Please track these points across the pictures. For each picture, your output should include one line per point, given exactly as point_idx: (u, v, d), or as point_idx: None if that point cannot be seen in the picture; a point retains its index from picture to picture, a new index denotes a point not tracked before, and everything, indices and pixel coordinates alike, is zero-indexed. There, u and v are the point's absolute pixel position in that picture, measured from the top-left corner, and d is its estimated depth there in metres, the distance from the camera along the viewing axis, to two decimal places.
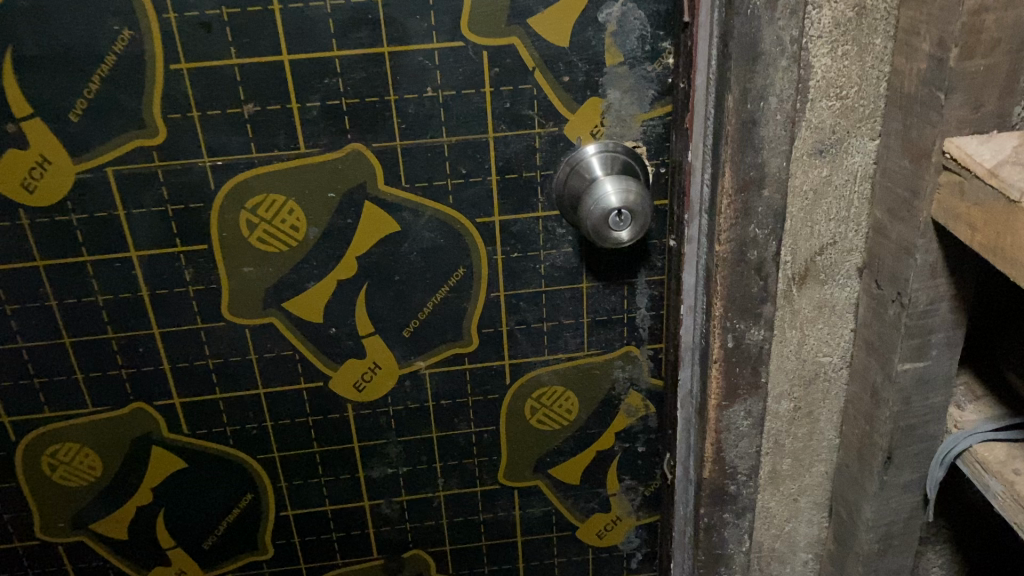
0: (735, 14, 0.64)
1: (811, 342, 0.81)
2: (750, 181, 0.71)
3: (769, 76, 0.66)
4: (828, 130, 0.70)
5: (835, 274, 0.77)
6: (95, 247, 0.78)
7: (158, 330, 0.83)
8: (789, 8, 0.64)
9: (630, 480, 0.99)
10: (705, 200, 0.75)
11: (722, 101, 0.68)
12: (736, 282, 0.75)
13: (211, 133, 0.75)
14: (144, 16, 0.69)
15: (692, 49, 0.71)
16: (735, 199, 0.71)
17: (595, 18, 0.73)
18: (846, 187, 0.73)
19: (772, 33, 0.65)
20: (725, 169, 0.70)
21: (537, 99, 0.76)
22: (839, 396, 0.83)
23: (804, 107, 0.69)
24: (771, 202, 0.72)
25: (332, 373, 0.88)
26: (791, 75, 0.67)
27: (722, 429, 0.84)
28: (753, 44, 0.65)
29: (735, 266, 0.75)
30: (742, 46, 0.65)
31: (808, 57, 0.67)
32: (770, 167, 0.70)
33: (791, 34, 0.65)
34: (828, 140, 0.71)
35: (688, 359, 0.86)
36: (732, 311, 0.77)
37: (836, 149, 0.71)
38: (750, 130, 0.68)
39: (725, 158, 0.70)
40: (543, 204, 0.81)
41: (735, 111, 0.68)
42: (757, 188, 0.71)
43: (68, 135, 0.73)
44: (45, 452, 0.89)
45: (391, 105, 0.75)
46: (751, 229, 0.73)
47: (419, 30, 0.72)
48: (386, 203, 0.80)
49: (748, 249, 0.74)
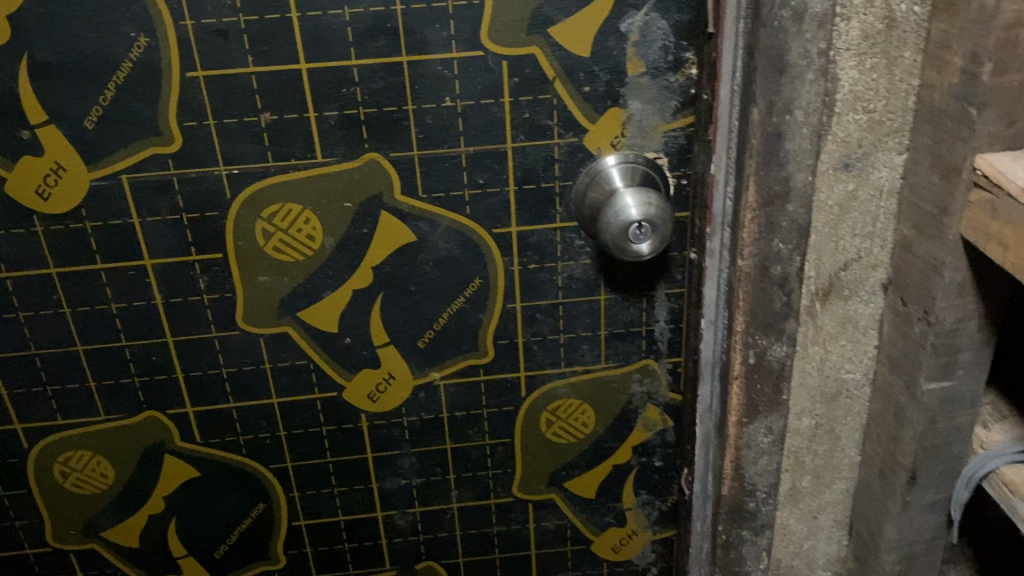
0: (762, 26, 0.62)
1: (834, 359, 0.79)
2: (775, 196, 0.69)
3: (795, 88, 0.65)
4: (854, 144, 0.69)
5: (859, 290, 0.75)
6: (109, 255, 0.78)
7: (171, 338, 0.82)
8: (817, 20, 0.62)
9: (646, 494, 0.98)
10: (727, 214, 0.74)
11: (747, 114, 0.66)
12: (758, 298, 0.74)
13: (227, 141, 0.74)
14: (161, 23, 0.69)
15: (716, 60, 0.70)
16: (759, 214, 0.70)
17: (617, 27, 0.72)
18: (872, 203, 0.71)
19: (799, 46, 0.63)
20: (749, 184, 0.68)
21: (557, 109, 0.75)
22: (861, 413, 0.81)
23: (830, 121, 0.67)
24: (796, 217, 0.70)
25: (346, 383, 0.87)
26: (818, 88, 0.65)
27: (742, 446, 0.82)
28: (780, 56, 0.63)
29: (757, 282, 0.73)
30: (769, 58, 0.63)
31: (835, 70, 0.65)
32: (795, 181, 0.69)
33: (819, 47, 0.63)
34: (854, 154, 0.69)
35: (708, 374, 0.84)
36: (754, 327, 0.75)
37: (863, 163, 0.70)
38: (775, 143, 0.67)
39: (749, 172, 0.68)
40: (561, 215, 0.80)
41: (760, 124, 0.66)
42: (782, 203, 0.69)
43: (83, 143, 0.73)
44: (57, 459, 0.88)
45: (409, 114, 0.74)
46: (774, 244, 0.71)
47: (438, 39, 0.71)
48: (402, 212, 0.79)
49: (771, 264, 0.72)
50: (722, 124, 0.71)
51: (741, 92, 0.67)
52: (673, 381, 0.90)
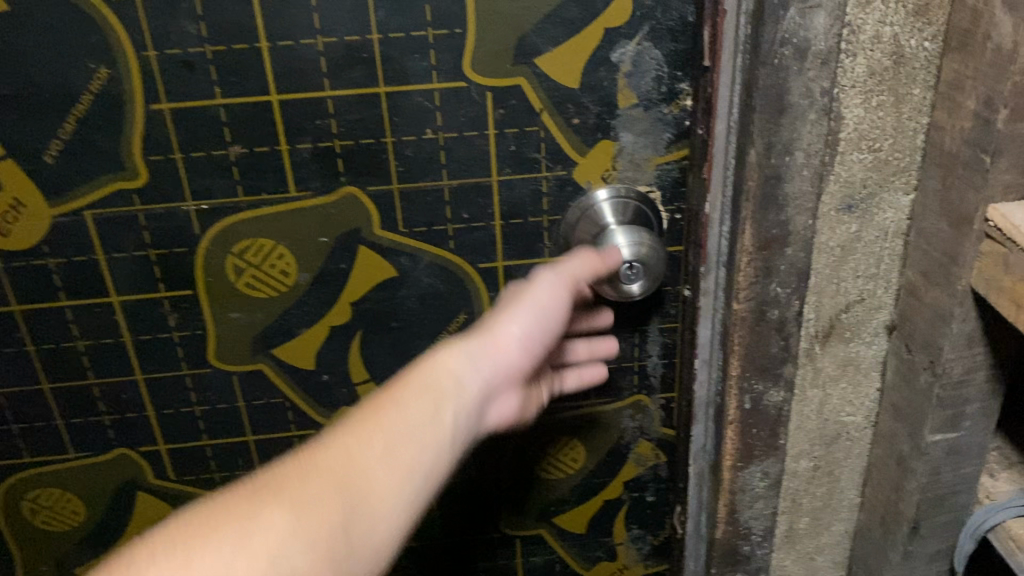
0: (761, 63, 0.58)
1: (834, 402, 0.75)
2: (773, 240, 0.65)
3: (796, 129, 0.60)
4: (858, 184, 0.64)
5: (861, 332, 0.71)
6: (75, 292, 0.74)
7: (142, 375, 0.79)
8: (820, 58, 0.58)
9: (638, 529, 0.94)
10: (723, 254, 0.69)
11: (744, 154, 0.62)
12: (755, 341, 0.70)
13: (194, 176, 0.70)
14: (122, 54, 0.65)
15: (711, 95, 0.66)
16: (755, 257, 0.65)
17: (608, 57, 0.68)
18: (876, 244, 0.67)
19: (801, 84, 0.59)
20: (745, 227, 0.64)
21: (545, 141, 0.71)
22: (862, 456, 0.78)
23: (833, 160, 0.63)
24: (795, 261, 0.66)
25: (325, 420, 0.83)
26: (821, 128, 0.60)
27: (737, 490, 0.78)
28: (780, 95, 0.59)
29: (754, 325, 0.69)
30: (768, 97, 0.59)
31: (838, 109, 0.61)
32: (795, 225, 0.64)
33: (822, 86, 0.59)
34: (858, 194, 0.65)
35: (701, 415, 0.81)
36: (750, 371, 0.71)
37: (867, 203, 0.65)
38: (774, 186, 0.62)
39: (745, 215, 0.64)
40: (549, 249, 0.76)
41: (757, 165, 0.61)
42: (780, 247, 0.65)
43: (43, 178, 0.69)
44: (26, 497, 0.85)
45: (389, 147, 0.70)
46: (772, 288, 0.67)
47: (418, 69, 0.67)
48: (382, 247, 0.75)
49: (769, 308, 0.68)
50: (718, 160, 0.67)
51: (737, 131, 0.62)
52: (666, 418, 0.87)
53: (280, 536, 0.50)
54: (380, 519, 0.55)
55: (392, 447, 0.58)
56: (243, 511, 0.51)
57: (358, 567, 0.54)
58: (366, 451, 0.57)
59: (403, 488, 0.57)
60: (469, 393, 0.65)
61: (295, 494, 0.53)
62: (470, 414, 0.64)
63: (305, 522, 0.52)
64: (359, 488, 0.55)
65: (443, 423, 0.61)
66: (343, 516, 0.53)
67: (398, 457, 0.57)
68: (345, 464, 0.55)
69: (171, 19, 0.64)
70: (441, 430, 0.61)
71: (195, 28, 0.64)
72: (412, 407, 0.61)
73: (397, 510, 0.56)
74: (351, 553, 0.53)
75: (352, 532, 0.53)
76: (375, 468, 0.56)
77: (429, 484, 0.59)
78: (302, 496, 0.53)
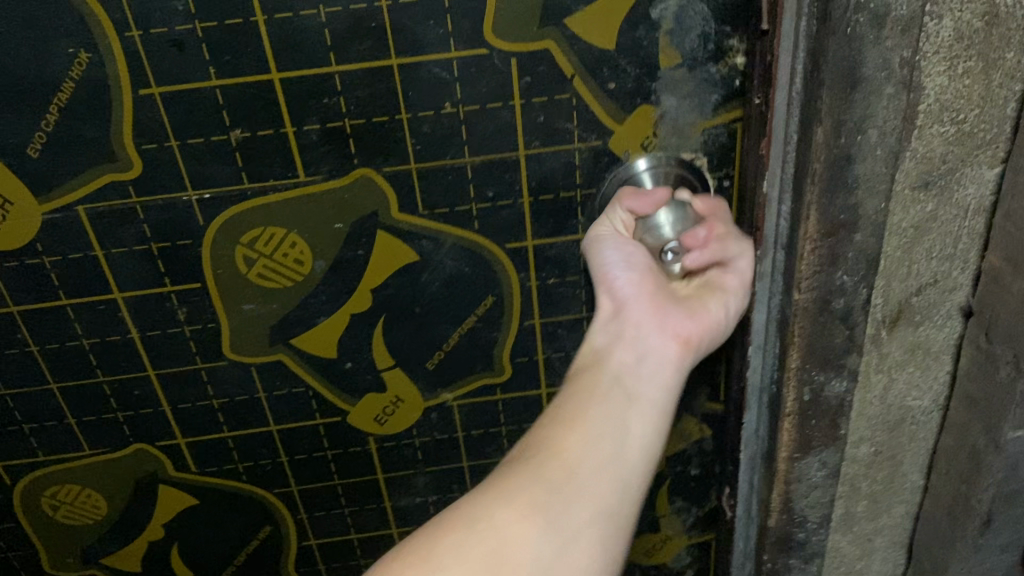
0: (831, 33, 0.50)
1: (899, 388, 0.69)
2: (840, 225, 0.58)
3: (871, 106, 0.53)
4: (937, 160, 0.57)
5: (932, 315, 0.65)
6: (74, 291, 0.69)
7: (154, 372, 0.74)
8: (900, 24, 0.50)
9: (681, 501, 0.90)
10: (784, 231, 0.63)
11: (809, 134, 0.55)
12: (817, 333, 0.64)
13: (193, 164, 0.63)
14: (102, 35, 0.58)
15: (772, 71, 0.59)
16: (820, 245, 0.59)
17: (647, 14, 0.60)
18: (953, 223, 0.60)
19: (877, 55, 0.51)
20: (809, 213, 0.57)
21: (577, 110, 0.64)
22: (926, 440, 0.73)
23: (911, 136, 0.56)
24: (864, 246, 0.59)
25: (350, 408, 0.79)
26: (898, 103, 0.53)
27: (793, 480, 0.73)
28: (852, 70, 0.51)
29: (816, 316, 0.63)
30: (839, 72, 0.51)
31: (919, 78, 0.53)
32: (865, 209, 0.57)
33: (902, 55, 0.51)
34: (936, 171, 0.58)
35: (754, 402, 0.78)
36: (812, 364, 0.65)
37: (945, 181, 0.58)
38: (842, 167, 0.55)
39: (810, 199, 0.56)
40: (583, 226, 0.70)
41: (824, 146, 0.54)
42: (848, 232, 0.58)
43: (29, 174, 0.63)
44: (45, 494, 0.82)
45: (404, 124, 0.63)
46: (838, 276, 0.60)
47: (433, 37, 0.60)
48: (402, 231, 0.69)
49: (834, 297, 0.62)
50: (777, 137, 0.61)
51: (802, 102, 0.54)
52: (710, 394, 0.82)
53: (481, 521, 0.51)
54: (581, 475, 0.55)
55: (559, 418, 0.59)
56: (441, 520, 0.52)
57: (574, 508, 0.53)
58: (539, 440, 0.57)
59: (580, 434, 0.57)
60: (625, 346, 0.64)
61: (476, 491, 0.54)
62: (651, 367, 0.63)
63: (502, 505, 0.52)
64: (547, 461, 0.55)
65: (602, 380, 0.61)
66: (530, 475, 0.54)
67: (576, 425, 0.57)
68: (524, 455, 0.56)
69: None
70: (614, 389, 0.60)
71: (182, 3, 0.57)
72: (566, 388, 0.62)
73: (589, 457, 0.56)
74: (561, 499, 0.53)
75: (545, 485, 0.53)
76: (558, 443, 0.56)
77: (614, 420, 0.58)
78: (493, 490, 0.53)
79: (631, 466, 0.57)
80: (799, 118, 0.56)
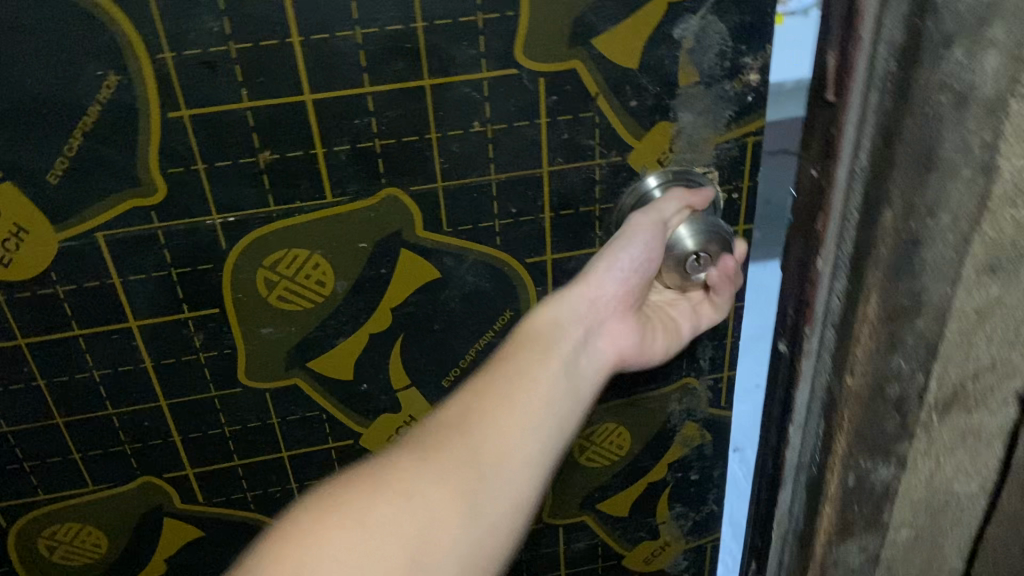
0: (910, 114, 0.45)
1: (946, 472, 0.64)
2: (902, 310, 0.53)
3: (944, 189, 0.48)
4: (1006, 245, 0.51)
5: (987, 400, 0.60)
6: (88, 320, 0.67)
7: (166, 402, 0.72)
8: (986, 106, 0.45)
9: (681, 507, 0.93)
10: (835, 315, 0.56)
11: (875, 213, 0.50)
12: (868, 419, 0.60)
13: (219, 187, 0.63)
14: (134, 58, 0.57)
15: (835, 137, 0.49)
16: (878, 328, 0.54)
17: (670, 34, 0.63)
18: (1019, 308, 0.54)
19: (957, 137, 0.46)
20: (870, 295, 0.53)
21: (599, 127, 0.66)
22: (970, 524, 0.68)
23: (979, 222, 0.50)
24: (925, 331, 0.55)
25: (363, 430, 0.78)
26: (973, 188, 0.48)
27: (828, 563, 0.71)
28: (928, 150, 0.46)
29: (868, 403, 0.59)
30: (913, 151, 0.46)
31: (994, 162, 0.47)
32: (931, 294, 0.53)
33: (982, 138, 0.46)
34: (1005, 255, 0.51)
35: (791, 482, 0.71)
36: (858, 451, 0.62)
37: (1013, 266, 0.52)
38: (907, 252, 0.50)
39: (873, 283, 0.52)
40: (600, 239, 0.71)
41: (892, 226, 0.49)
42: (909, 318, 0.54)
43: (48, 200, 0.61)
44: (42, 534, 0.78)
45: (433, 143, 0.64)
46: (892, 361, 0.56)
47: (465, 57, 0.61)
48: (425, 249, 0.69)
49: (886, 384, 0.58)
50: (835, 212, 0.52)
51: (863, 180, 0.49)
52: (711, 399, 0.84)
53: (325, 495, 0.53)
54: (507, 469, 0.58)
55: (511, 396, 0.62)
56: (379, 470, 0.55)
57: (492, 499, 0.56)
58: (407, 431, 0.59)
59: (525, 425, 0.60)
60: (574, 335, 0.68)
61: (420, 449, 0.57)
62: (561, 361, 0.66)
63: (430, 479, 0.55)
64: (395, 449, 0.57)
65: (553, 369, 0.65)
66: (465, 455, 0.57)
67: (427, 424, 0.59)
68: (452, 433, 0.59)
69: (190, 15, 0.56)
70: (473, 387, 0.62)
71: (218, 25, 0.56)
72: (521, 359, 0.65)
73: (513, 452, 0.59)
74: (488, 489, 0.57)
75: (482, 471, 0.57)
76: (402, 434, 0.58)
77: (551, 414, 0.62)
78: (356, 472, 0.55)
79: (546, 462, 0.61)
80: (861, 201, 0.50)
